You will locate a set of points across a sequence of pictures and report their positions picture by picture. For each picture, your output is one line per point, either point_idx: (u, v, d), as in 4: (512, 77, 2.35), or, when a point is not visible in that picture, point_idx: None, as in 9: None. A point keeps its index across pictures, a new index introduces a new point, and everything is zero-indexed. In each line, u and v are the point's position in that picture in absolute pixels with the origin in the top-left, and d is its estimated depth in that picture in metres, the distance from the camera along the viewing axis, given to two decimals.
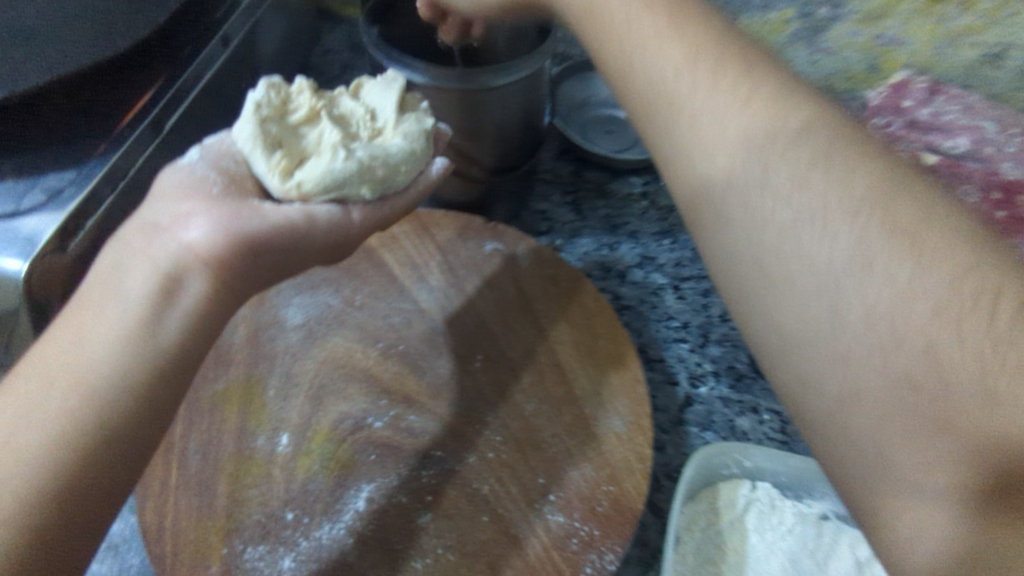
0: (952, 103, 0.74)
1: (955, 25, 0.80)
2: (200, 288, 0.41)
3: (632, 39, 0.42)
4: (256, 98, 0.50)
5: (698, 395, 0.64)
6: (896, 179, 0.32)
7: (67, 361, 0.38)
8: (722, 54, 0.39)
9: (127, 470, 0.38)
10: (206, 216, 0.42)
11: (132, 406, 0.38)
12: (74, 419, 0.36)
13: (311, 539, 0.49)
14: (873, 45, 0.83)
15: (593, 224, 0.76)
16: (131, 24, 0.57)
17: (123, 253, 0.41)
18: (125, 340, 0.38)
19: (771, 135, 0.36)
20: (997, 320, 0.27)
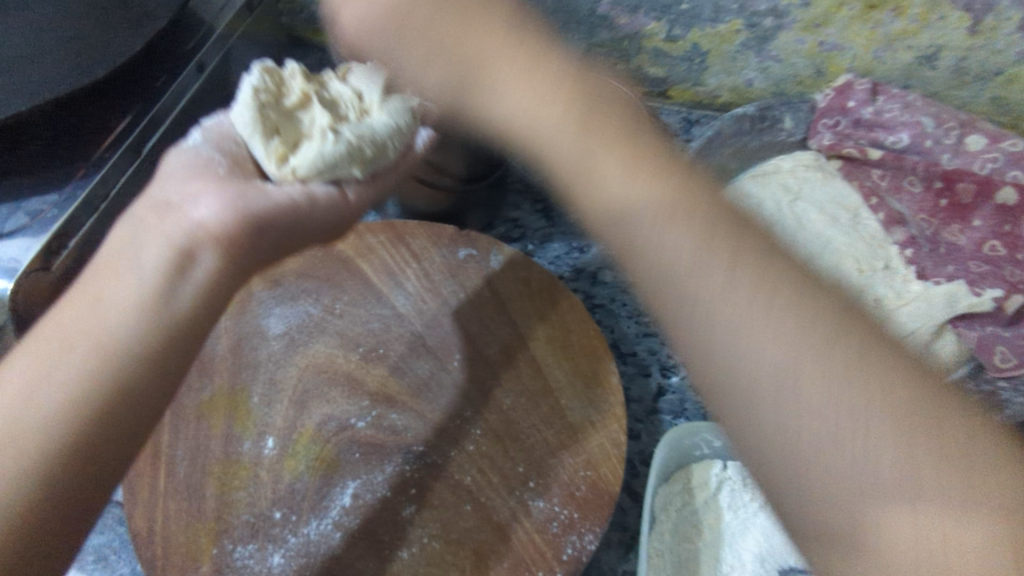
0: (893, 101, 0.78)
1: (894, 28, 0.79)
2: (211, 263, 0.44)
3: (586, 161, 0.44)
4: (253, 83, 0.53)
5: (670, 385, 0.67)
6: (828, 309, 0.37)
7: (86, 327, 0.41)
8: (664, 184, 0.42)
9: (136, 434, 0.41)
10: (215, 197, 0.45)
11: (144, 371, 0.40)
12: (91, 380, 0.39)
13: (300, 535, 0.51)
14: (817, 51, 0.84)
15: (564, 229, 0.79)
16: (105, 53, 0.59)
17: (136, 228, 0.44)
18: (140, 308, 0.41)
19: (725, 264, 0.39)
20: (943, 423, 0.33)
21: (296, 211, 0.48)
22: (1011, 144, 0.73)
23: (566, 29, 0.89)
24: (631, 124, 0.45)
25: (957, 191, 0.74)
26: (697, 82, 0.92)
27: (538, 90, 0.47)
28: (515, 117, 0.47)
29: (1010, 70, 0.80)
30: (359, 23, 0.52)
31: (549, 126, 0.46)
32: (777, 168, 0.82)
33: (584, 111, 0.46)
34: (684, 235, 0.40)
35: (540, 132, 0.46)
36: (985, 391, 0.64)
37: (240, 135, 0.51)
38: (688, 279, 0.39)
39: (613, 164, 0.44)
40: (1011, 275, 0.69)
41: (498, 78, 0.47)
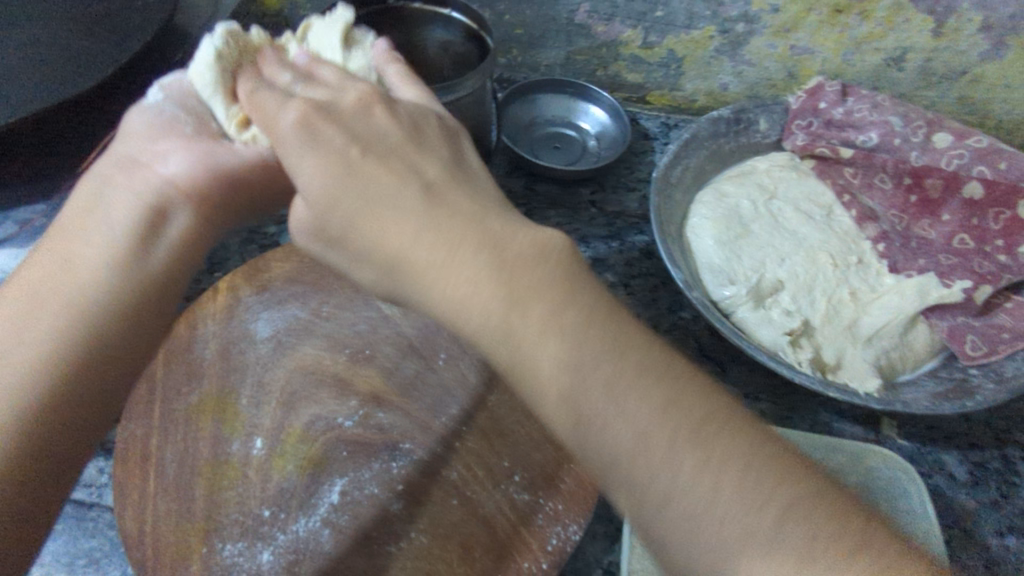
0: (862, 102, 0.81)
1: (861, 32, 0.82)
2: (182, 219, 0.46)
3: (452, 261, 0.37)
4: (217, 47, 0.51)
5: None
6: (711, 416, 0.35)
7: (58, 283, 0.41)
8: (542, 294, 0.36)
9: (105, 401, 0.41)
10: (183, 155, 0.47)
11: (120, 322, 0.41)
12: (65, 334, 0.40)
13: (289, 532, 0.52)
14: (788, 55, 0.87)
15: None
16: (92, 67, 0.60)
17: (105, 185, 0.45)
18: (115, 260, 0.42)
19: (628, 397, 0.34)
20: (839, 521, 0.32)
21: (267, 165, 0.49)
22: (976, 141, 0.76)
23: (545, 37, 0.91)
24: (579, 321, 0.36)
25: (925, 187, 0.76)
26: (674, 87, 0.94)
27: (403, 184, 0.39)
28: (441, 306, 0.37)
29: (974, 69, 0.83)
30: (303, 228, 0.42)
31: (471, 313, 0.36)
32: (753, 169, 0.83)
33: (451, 217, 0.37)
34: (633, 404, 0.34)
35: (409, 239, 0.38)
36: (955, 378, 0.66)
37: (201, 95, 0.51)
38: (601, 425, 0.34)
39: (548, 347, 0.35)
40: (981, 268, 0.71)
41: (387, 198, 0.38)
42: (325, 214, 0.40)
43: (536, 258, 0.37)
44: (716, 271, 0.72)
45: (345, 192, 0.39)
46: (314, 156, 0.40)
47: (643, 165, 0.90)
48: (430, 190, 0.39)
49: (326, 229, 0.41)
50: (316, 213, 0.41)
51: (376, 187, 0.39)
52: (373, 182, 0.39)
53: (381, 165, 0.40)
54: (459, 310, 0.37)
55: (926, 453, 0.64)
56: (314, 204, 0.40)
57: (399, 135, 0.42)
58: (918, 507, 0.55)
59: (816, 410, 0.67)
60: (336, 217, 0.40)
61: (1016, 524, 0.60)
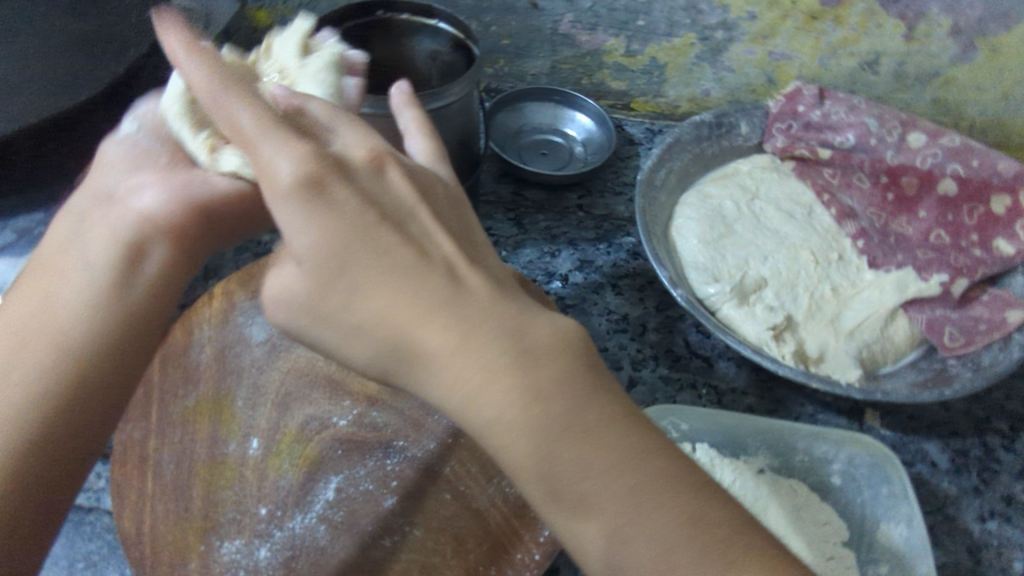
0: (839, 104, 0.84)
1: (836, 37, 0.85)
2: (161, 256, 0.44)
3: (462, 374, 0.34)
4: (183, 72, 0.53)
5: (640, 377, 0.70)
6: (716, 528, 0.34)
7: (30, 335, 0.41)
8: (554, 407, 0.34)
9: (85, 443, 0.42)
10: (159, 188, 0.46)
11: (98, 378, 0.41)
12: (39, 393, 0.40)
13: (285, 529, 0.53)
14: (767, 61, 0.89)
15: (535, 236, 0.83)
16: (86, 81, 0.62)
17: (78, 224, 0.45)
18: (88, 308, 0.42)
19: (633, 513, 0.34)
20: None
21: (245, 199, 0.49)
22: (948, 140, 0.79)
23: (531, 46, 0.93)
24: (593, 423, 0.34)
25: (902, 185, 0.80)
26: (658, 93, 0.96)
27: (404, 281, 0.35)
28: (445, 394, 0.34)
29: (946, 71, 0.86)
30: (278, 303, 0.37)
31: (481, 415, 0.34)
32: (736, 171, 0.85)
33: (457, 317, 0.34)
34: (641, 521, 0.33)
35: (413, 343, 0.34)
36: (936, 367, 0.68)
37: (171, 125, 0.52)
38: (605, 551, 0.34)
39: (556, 460, 0.33)
40: (958, 261, 0.73)
41: (388, 290, 0.35)
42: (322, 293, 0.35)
43: (551, 350, 0.35)
44: (701, 269, 0.73)
45: (349, 268, 0.35)
46: (317, 222, 0.35)
47: (629, 170, 0.92)
48: (452, 274, 0.36)
49: (316, 306, 0.35)
50: (310, 284, 0.35)
51: (376, 274, 0.35)
52: (377, 257, 0.35)
53: (397, 239, 0.36)
54: (465, 410, 0.34)
55: (909, 442, 0.66)
56: (306, 261, 0.35)
57: (417, 205, 0.39)
58: (901, 492, 0.57)
59: (801, 402, 0.68)
60: (333, 298, 0.35)
61: (997, 508, 0.62)
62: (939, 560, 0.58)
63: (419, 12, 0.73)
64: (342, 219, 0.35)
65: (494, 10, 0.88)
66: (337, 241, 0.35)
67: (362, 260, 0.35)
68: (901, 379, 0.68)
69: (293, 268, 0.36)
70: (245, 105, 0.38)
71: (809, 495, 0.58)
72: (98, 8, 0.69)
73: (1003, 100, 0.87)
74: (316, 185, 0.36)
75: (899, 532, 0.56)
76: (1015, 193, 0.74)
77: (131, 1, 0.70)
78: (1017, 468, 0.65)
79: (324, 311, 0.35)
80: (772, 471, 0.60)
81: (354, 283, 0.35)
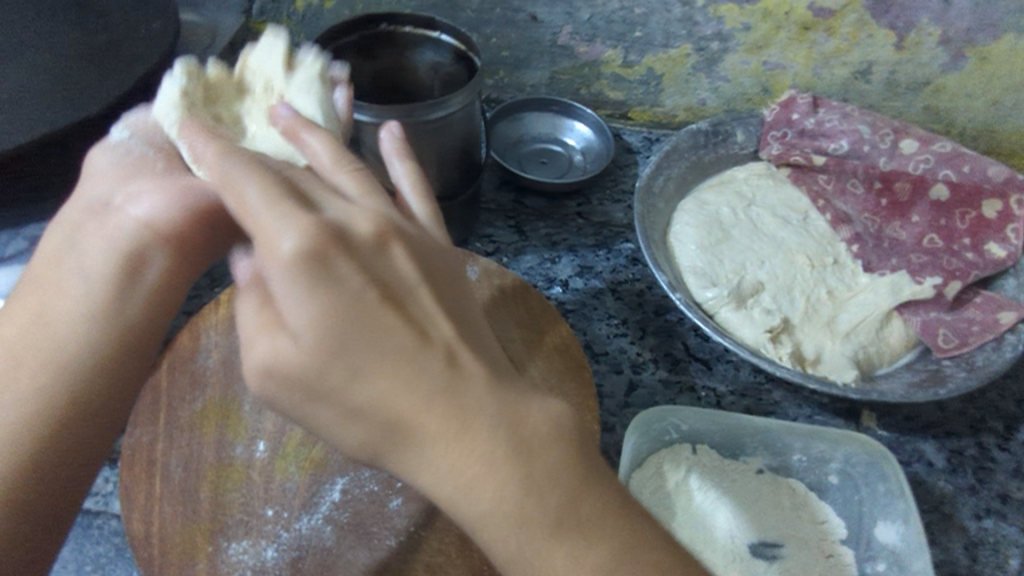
0: (832, 113, 0.86)
1: (829, 47, 0.87)
2: (161, 264, 0.50)
3: (462, 474, 0.33)
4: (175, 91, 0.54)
5: (641, 380, 0.71)
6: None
7: (35, 339, 0.46)
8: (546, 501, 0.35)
9: (97, 432, 0.47)
10: (151, 193, 0.50)
11: (96, 374, 0.47)
12: (48, 393, 0.45)
13: (291, 530, 0.54)
14: (762, 70, 0.91)
15: (535, 242, 0.84)
16: (99, 92, 0.63)
17: (77, 231, 0.50)
18: (93, 314, 0.47)
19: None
20: None
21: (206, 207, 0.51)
22: (940, 146, 0.81)
23: (531, 57, 0.94)
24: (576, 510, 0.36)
25: (895, 190, 0.81)
26: (655, 103, 0.98)
27: (406, 374, 0.32)
28: (440, 486, 0.33)
29: (937, 80, 0.88)
30: (265, 371, 0.33)
31: (475, 509, 0.34)
32: (732, 178, 0.87)
33: (461, 415, 0.33)
34: None
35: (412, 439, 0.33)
36: (931, 368, 0.69)
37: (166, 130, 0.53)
38: None
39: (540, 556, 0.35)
40: (951, 264, 0.75)
41: (388, 383, 0.32)
42: (317, 376, 0.32)
43: (545, 439, 0.35)
44: (699, 273, 0.75)
45: (351, 354, 0.32)
46: (324, 310, 0.32)
47: (627, 178, 0.93)
48: (455, 362, 0.34)
49: (306, 383, 0.32)
50: (299, 362, 0.32)
51: (372, 362, 0.32)
52: (375, 343, 0.32)
53: (402, 325, 0.33)
54: (455, 500, 0.34)
55: (905, 442, 0.67)
56: (293, 343, 0.32)
57: (415, 281, 0.36)
58: (898, 490, 0.57)
59: (798, 402, 0.69)
60: (334, 379, 0.32)
61: (992, 506, 0.63)
62: (935, 558, 0.59)
63: (421, 24, 0.74)
64: (345, 302, 0.32)
65: (495, 23, 0.91)
66: (337, 327, 0.32)
67: (367, 348, 0.32)
68: (897, 380, 0.69)
69: (284, 341, 0.32)
70: (226, 163, 0.37)
71: (806, 496, 0.60)
72: (106, 24, 0.71)
73: (993, 108, 0.89)
74: (319, 261, 0.32)
75: (894, 530, 0.56)
76: (1006, 199, 0.76)
77: (140, 17, 0.72)
78: (1012, 467, 0.66)
79: (314, 389, 0.33)
80: (771, 471, 0.62)
81: (355, 370, 0.32)
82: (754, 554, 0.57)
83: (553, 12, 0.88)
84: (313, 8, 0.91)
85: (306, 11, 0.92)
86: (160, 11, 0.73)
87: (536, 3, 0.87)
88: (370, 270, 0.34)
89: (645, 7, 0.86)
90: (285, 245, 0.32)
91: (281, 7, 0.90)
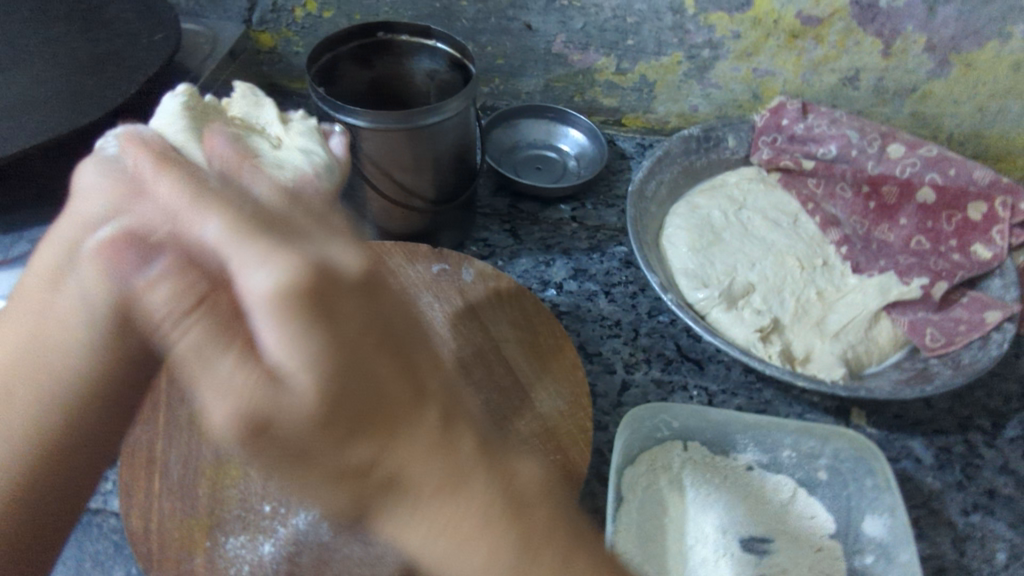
0: (821, 118, 0.88)
1: (817, 54, 0.89)
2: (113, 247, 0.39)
3: (451, 538, 0.33)
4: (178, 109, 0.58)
5: (633, 380, 0.72)
6: None
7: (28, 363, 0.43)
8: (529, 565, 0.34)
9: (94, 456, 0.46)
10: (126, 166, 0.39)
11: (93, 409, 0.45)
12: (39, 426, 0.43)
13: (288, 525, 0.54)
14: (752, 77, 0.93)
15: (529, 246, 0.85)
16: (103, 98, 0.64)
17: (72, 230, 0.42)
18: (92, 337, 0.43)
19: None
20: None
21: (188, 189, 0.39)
22: (926, 150, 0.83)
23: (526, 65, 0.96)
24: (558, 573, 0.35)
25: (882, 194, 0.82)
26: (648, 109, 0.99)
27: (397, 437, 0.31)
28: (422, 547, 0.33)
29: (923, 86, 0.89)
30: (237, 423, 0.30)
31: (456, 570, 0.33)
32: (723, 183, 0.88)
33: (453, 477, 0.33)
34: None
35: (398, 501, 0.32)
36: (918, 367, 0.70)
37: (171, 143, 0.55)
38: None
39: None
40: (937, 266, 0.77)
41: (378, 446, 0.31)
42: (306, 442, 0.29)
43: (528, 499, 0.35)
44: (690, 275, 0.76)
45: (348, 419, 0.30)
46: (315, 358, 0.28)
47: (621, 183, 0.95)
48: (449, 423, 0.33)
49: (285, 448, 0.30)
50: (280, 431, 0.29)
51: (362, 424, 0.30)
52: (368, 399, 0.30)
53: (400, 380, 0.32)
54: (428, 558, 0.33)
55: (894, 440, 0.68)
56: (268, 402, 0.29)
57: (405, 327, 0.33)
58: (884, 483, 0.59)
59: (789, 402, 0.70)
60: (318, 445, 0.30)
61: (980, 502, 0.64)
62: (923, 553, 0.60)
63: (417, 32, 0.76)
64: (339, 343, 0.29)
65: (490, 31, 0.92)
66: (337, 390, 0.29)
67: (364, 413, 0.30)
68: (885, 379, 0.70)
69: (271, 393, 0.29)
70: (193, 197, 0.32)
71: (795, 492, 0.61)
72: (109, 33, 0.73)
73: (979, 113, 0.91)
74: (312, 305, 0.28)
75: (881, 523, 0.58)
76: (991, 201, 0.78)
77: (142, 26, 0.74)
78: (999, 464, 0.67)
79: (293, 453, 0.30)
80: (761, 467, 0.63)
81: (349, 434, 0.30)
82: (745, 548, 0.58)
83: (547, 21, 0.90)
84: (312, 18, 0.93)
85: (305, 21, 0.94)
86: (162, 20, 0.75)
87: (530, 12, 0.89)
88: (370, 319, 0.31)
89: (637, 16, 0.88)
90: (254, 297, 0.28)
91: (281, 17, 0.93)
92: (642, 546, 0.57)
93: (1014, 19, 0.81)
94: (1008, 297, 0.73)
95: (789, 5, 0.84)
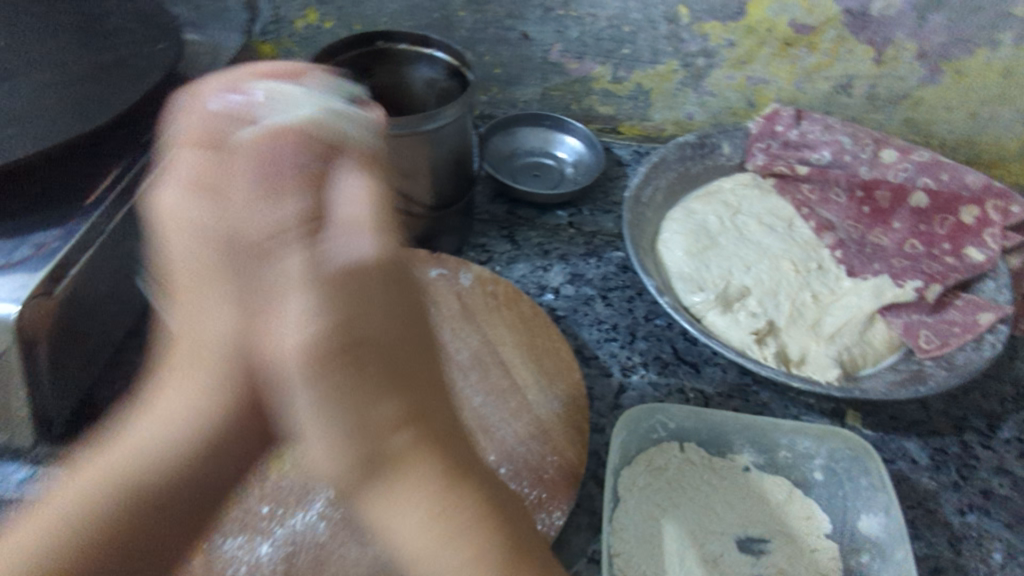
0: (814, 124, 0.88)
1: (810, 62, 0.90)
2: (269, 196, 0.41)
3: (438, 500, 0.37)
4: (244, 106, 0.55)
5: (630, 383, 0.72)
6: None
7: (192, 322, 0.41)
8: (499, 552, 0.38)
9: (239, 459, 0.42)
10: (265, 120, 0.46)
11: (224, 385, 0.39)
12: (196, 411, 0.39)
13: (286, 526, 0.55)
14: (746, 85, 0.94)
15: (527, 251, 0.86)
16: (107, 106, 0.66)
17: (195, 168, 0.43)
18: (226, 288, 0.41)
19: None
20: None
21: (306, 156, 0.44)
22: (919, 155, 0.83)
23: (523, 74, 0.98)
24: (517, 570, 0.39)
25: (876, 198, 0.84)
26: (644, 117, 1.00)
27: (425, 399, 0.39)
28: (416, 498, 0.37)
29: (915, 93, 0.91)
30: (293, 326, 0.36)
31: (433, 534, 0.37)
32: (719, 188, 0.89)
33: (456, 451, 0.39)
34: None
35: (408, 448, 0.37)
36: (913, 369, 0.71)
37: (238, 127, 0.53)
38: None
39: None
40: (932, 268, 0.77)
41: (411, 393, 0.38)
42: (357, 383, 0.37)
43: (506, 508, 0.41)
44: (687, 279, 0.77)
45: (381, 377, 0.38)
46: (386, 314, 0.39)
47: (617, 189, 0.96)
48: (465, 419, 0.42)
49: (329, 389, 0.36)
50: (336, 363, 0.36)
51: (405, 372, 0.39)
52: (412, 361, 0.39)
53: (435, 365, 0.41)
54: (415, 511, 0.37)
55: (889, 441, 0.68)
56: (330, 323, 0.36)
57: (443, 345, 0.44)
58: (879, 482, 0.59)
59: (785, 404, 0.71)
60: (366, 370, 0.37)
61: (975, 502, 0.64)
62: (920, 554, 0.60)
63: (416, 41, 0.78)
64: (400, 312, 0.40)
65: (487, 41, 0.94)
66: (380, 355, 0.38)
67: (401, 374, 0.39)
68: (881, 381, 0.70)
69: (333, 316, 0.36)
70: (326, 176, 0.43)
71: (792, 493, 0.61)
72: (112, 42, 0.74)
73: (970, 119, 0.92)
74: (390, 281, 0.40)
75: (877, 522, 0.58)
76: (983, 205, 0.80)
77: (146, 37, 0.75)
78: (994, 464, 0.67)
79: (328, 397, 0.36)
80: (758, 468, 0.63)
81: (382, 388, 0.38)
82: (742, 549, 0.58)
83: (543, 31, 0.92)
84: (313, 28, 0.95)
85: (306, 31, 0.95)
86: (165, 31, 0.76)
87: (527, 22, 0.91)
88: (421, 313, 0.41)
89: (632, 25, 0.89)
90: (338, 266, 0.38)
91: (283, 28, 0.95)
92: (637, 546, 0.57)
93: (1002, 27, 0.82)
94: (1000, 299, 0.74)
95: (782, 14, 0.85)
